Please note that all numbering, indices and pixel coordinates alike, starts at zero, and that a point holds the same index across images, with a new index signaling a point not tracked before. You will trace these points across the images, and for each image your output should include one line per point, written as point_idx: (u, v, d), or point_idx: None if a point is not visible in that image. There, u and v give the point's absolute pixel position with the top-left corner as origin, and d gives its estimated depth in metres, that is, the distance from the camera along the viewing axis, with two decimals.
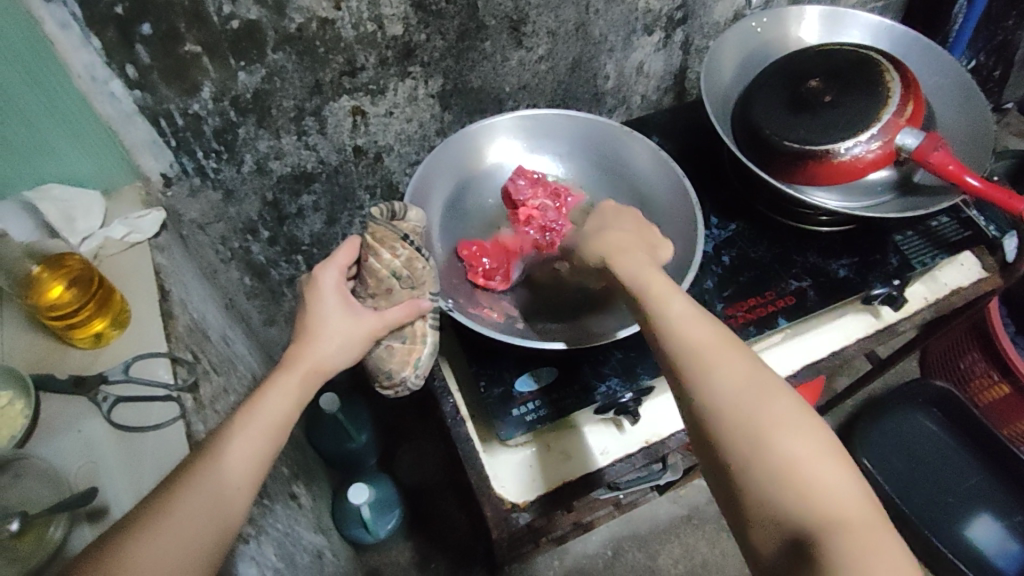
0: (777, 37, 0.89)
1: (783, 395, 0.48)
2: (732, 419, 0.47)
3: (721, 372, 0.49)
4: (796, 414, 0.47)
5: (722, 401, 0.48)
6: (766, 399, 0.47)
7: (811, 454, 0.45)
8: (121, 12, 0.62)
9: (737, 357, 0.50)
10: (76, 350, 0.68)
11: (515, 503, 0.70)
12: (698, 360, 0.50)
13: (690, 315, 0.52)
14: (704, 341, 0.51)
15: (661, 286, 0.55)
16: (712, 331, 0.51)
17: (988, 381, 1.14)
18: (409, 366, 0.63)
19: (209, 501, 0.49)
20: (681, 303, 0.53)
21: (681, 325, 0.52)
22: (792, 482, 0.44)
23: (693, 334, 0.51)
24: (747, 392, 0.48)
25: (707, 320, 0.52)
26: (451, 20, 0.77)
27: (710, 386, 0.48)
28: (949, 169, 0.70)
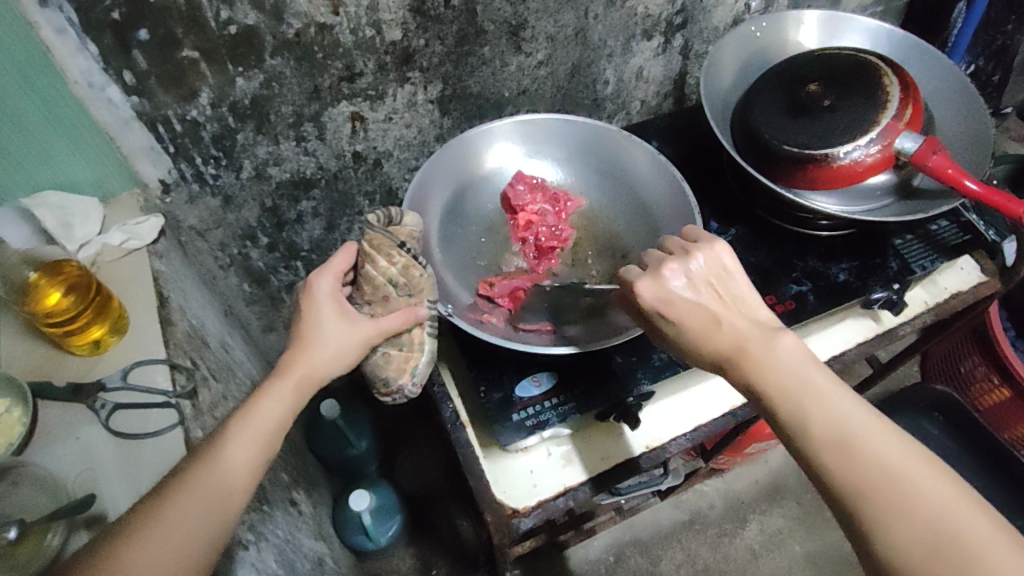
0: (776, 41, 0.89)
1: (986, 529, 0.41)
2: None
3: (900, 514, 0.42)
4: (1010, 554, 0.40)
5: (912, 552, 0.41)
6: (966, 544, 0.41)
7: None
8: (118, 18, 0.62)
9: (917, 487, 0.43)
10: (73, 358, 0.68)
11: (516, 509, 0.70)
12: (869, 501, 0.43)
13: (846, 436, 0.45)
14: (870, 472, 0.44)
15: (796, 398, 0.48)
16: (876, 455, 0.44)
17: (988, 385, 1.13)
18: (406, 374, 0.62)
19: (200, 507, 0.49)
20: (829, 418, 0.46)
21: (837, 452, 0.45)
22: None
23: (853, 464, 0.44)
24: (937, 533, 0.41)
25: (868, 437, 0.45)
26: (450, 25, 0.77)
27: (891, 534, 0.42)
28: (948, 173, 0.70)
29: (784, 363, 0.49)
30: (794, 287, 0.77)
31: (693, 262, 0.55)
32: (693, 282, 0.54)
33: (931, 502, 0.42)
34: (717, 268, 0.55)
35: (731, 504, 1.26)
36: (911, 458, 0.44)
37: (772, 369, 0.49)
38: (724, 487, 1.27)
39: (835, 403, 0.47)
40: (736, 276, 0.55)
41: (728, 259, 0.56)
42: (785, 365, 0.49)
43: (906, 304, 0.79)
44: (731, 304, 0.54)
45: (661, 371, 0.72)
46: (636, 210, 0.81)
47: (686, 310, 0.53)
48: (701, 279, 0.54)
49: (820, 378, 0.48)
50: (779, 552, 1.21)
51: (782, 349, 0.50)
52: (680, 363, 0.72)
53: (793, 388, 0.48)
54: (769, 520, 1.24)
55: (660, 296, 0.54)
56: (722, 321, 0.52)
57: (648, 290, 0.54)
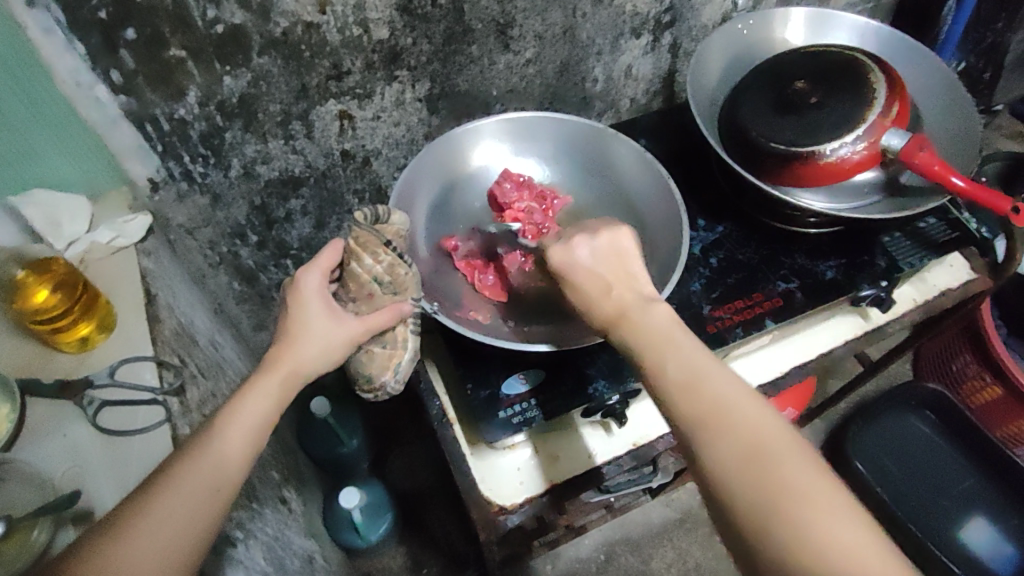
0: (763, 39, 0.89)
1: (801, 458, 0.44)
2: (751, 495, 0.43)
3: (729, 423, 0.46)
4: (819, 480, 0.43)
5: (734, 474, 0.44)
6: (779, 466, 0.44)
7: (840, 524, 0.41)
8: (104, 18, 0.62)
9: (749, 421, 0.46)
10: (61, 356, 0.68)
11: (502, 506, 0.70)
12: (705, 431, 0.46)
13: (694, 377, 0.48)
14: (709, 406, 0.47)
15: (657, 347, 0.50)
16: (718, 395, 0.47)
17: (980, 383, 1.14)
18: (389, 370, 0.63)
19: (188, 506, 0.49)
20: (682, 364, 0.49)
21: (684, 392, 0.48)
22: (821, 554, 0.40)
23: (695, 401, 0.47)
24: (757, 458, 0.44)
25: (713, 379, 0.48)
26: (438, 24, 0.77)
27: (720, 459, 0.45)
28: (934, 170, 0.70)
29: (657, 321, 0.52)
30: (781, 285, 0.77)
31: (597, 239, 0.58)
32: (595, 254, 0.57)
33: (759, 433, 0.45)
34: (616, 243, 0.58)
35: None
36: (748, 398, 0.47)
37: (642, 324, 0.52)
38: None
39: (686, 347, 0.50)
40: (632, 257, 0.58)
41: (624, 239, 0.59)
42: (657, 321, 0.52)
43: (894, 301, 0.79)
44: (627, 279, 0.56)
45: None
46: (623, 208, 0.81)
47: (580, 277, 0.56)
48: (601, 253, 0.58)
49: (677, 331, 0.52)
50: None
51: (659, 313, 0.53)
52: None
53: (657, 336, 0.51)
54: None
55: (564, 262, 0.57)
56: (614, 289, 0.55)
57: (558, 256, 0.58)
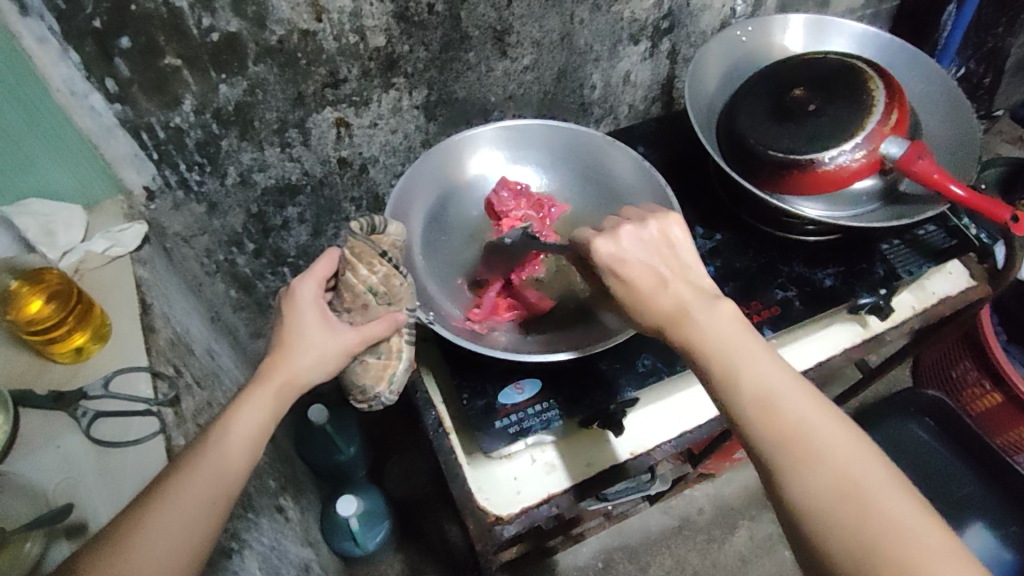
0: (761, 46, 0.89)
1: (891, 485, 0.42)
2: (839, 522, 0.41)
3: (815, 453, 0.44)
4: (911, 509, 0.41)
5: (820, 498, 0.42)
6: (870, 493, 0.42)
7: (937, 555, 0.39)
8: (99, 26, 0.62)
9: (833, 445, 0.44)
10: (55, 366, 0.68)
11: (499, 516, 0.69)
12: (785, 451, 0.44)
13: (772, 393, 0.46)
14: (790, 428, 0.45)
15: (729, 357, 0.49)
16: (797, 414, 0.45)
17: (980, 390, 1.13)
18: (384, 381, 0.62)
19: (182, 520, 0.49)
20: (758, 378, 0.47)
21: (762, 407, 0.46)
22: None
23: (774, 421, 0.45)
24: (847, 492, 0.42)
25: (791, 398, 0.46)
26: (434, 31, 0.77)
27: (803, 481, 0.43)
28: (934, 178, 0.70)
29: (723, 326, 0.50)
30: (779, 293, 0.77)
31: (647, 228, 0.57)
32: (646, 246, 0.56)
33: (844, 457, 0.43)
34: (665, 235, 0.57)
35: (721, 509, 1.25)
36: (831, 419, 0.45)
37: (709, 331, 0.50)
38: (715, 492, 1.27)
39: (761, 362, 0.48)
40: (684, 250, 0.57)
41: (676, 235, 0.58)
42: (727, 329, 0.50)
43: (893, 309, 0.79)
44: (681, 273, 0.55)
45: (645, 378, 0.72)
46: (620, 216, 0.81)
47: (633, 269, 0.54)
48: (653, 244, 0.56)
49: (751, 340, 0.50)
50: (769, 558, 1.21)
51: (728, 315, 0.51)
52: (664, 371, 0.72)
53: (729, 349, 0.49)
54: (759, 526, 1.24)
55: (613, 256, 0.56)
56: (671, 286, 0.53)
57: (604, 246, 0.56)
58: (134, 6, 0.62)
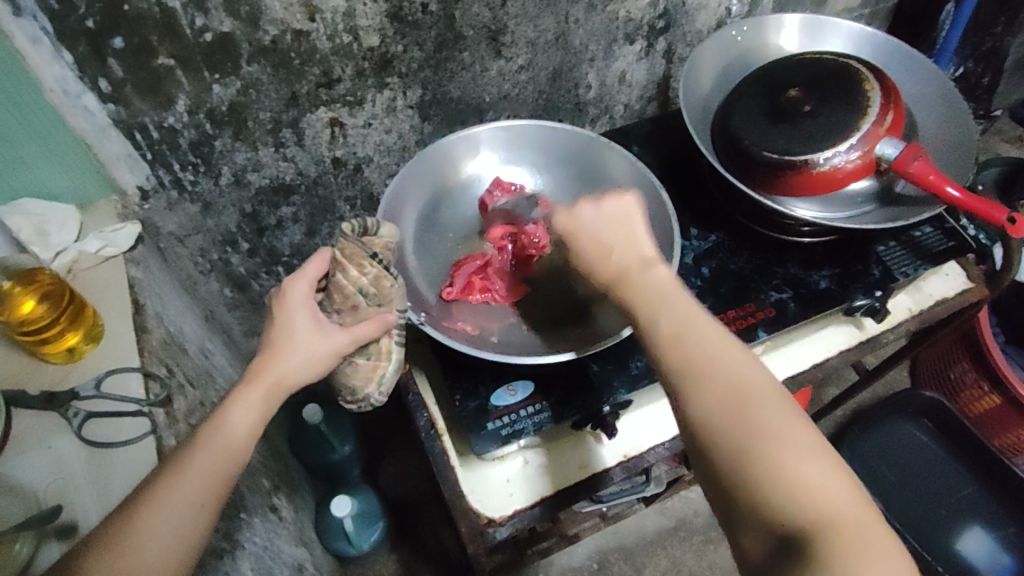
0: (757, 46, 0.88)
1: (781, 406, 0.46)
2: (722, 432, 0.45)
3: (715, 379, 0.47)
4: (791, 425, 0.45)
5: (710, 412, 0.46)
6: (756, 407, 0.45)
7: (805, 462, 0.43)
8: (91, 26, 0.62)
9: (729, 368, 0.47)
10: (48, 366, 0.68)
11: (491, 518, 0.69)
12: (685, 375, 0.48)
13: (682, 327, 0.50)
14: (695, 357, 0.48)
15: (651, 303, 0.53)
16: (702, 345, 0.49)
17: (978, 392, 1.13)
18: (373, 383, 0.62)
19: (172, 522, 0.50)
20: (675, 318, 0.51)
21: (672, 339, 0.50)
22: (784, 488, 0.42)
23: (682, 352, 0.49)
24: (737, 411, 0.45)
25: (695, 331, 0.50)
26: (429, 31, 0.77)
27: (702, 401, 0.46)
28: (929, 179, 0.69)
29: (653, 281, 0.54)
30: (774, 295, 0.77)
31: (604, 202, 0.61)
32: (600, 216, 0.60)
33: (738, 378, 0.47)
34: (621, 208, 0.61)
35: None
36: (737, 353, 0.49)
37: (637, 287, 0.54)
38: None
39: (681, 307, 0.52)
40: (637, 221, 0.60)
41: (630, 205, 0.61)
42: (658, 282, 0.54)
43: (889, 312, 0.79)
44: (629, 241, 0.59)
45: (638, 380, 0.72)
46: None
47: (584, 237, 0.60)
48: (606, 217, 0.60)
49: (676, 291, 0.53)
50: None
51: (666, 274, 0.55)
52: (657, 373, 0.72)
53: (655, 298, 0.53)
54: None
55: (573, 225, 0.61)
56: (615, 252, 0.58)
57: (564, 218, 0.62)
58: (127, 6, 0.62)
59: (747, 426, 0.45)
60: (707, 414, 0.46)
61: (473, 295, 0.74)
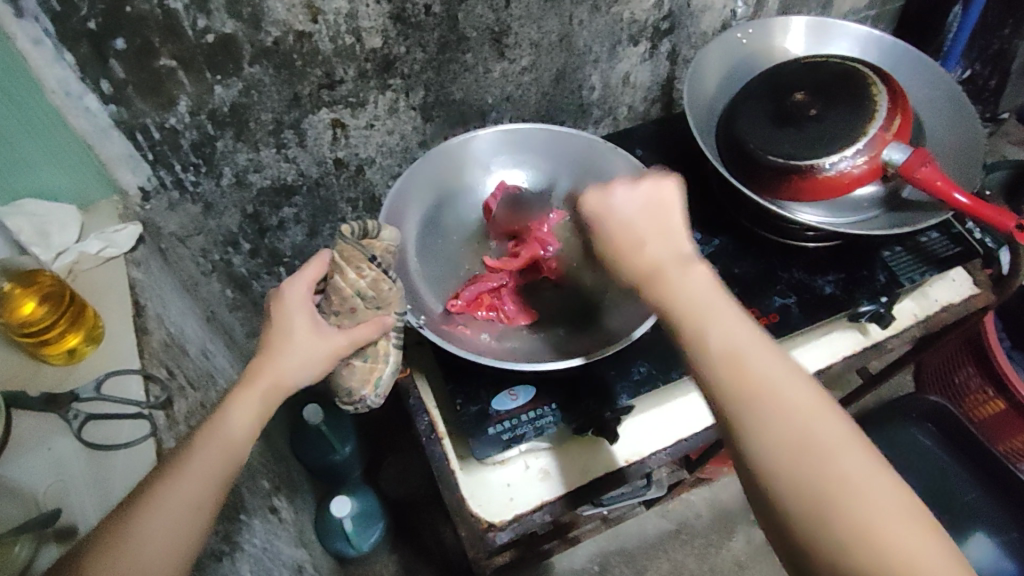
0: (762, 49, 0.88)
1: (851, 445, 0.43)
2: (797, 483, 0.42)
3: (777, 413, 0.44)
4: (869, 477, 0.42)
5: (781, 458, 0.43)
6: (829, 453, 0.43)
7: (891, 521, 0.40)
8: (93, 28, 0.62)
9: (796, 404, 0.44)
10: (48, 367, 0.68)
11: (492, 523, 0.69)
12: (746, 411, 0.45)
13: (736, 351, 0.47)
14: (752, 387, 0.45)
15: (699, 317, 0.49)
16: (763, 373, 0.46)
17: (983, 397, 1.12)
18: (370, 385, 0.62)
19: (168, 525, 0.49)
20: (725, 337, 0.48)
21: (727, 366, 0.46)
22: (870, 552, 0.40)
23: (738, 379, 0.46)
24: (805, 452, 0.43)
25: (750, 357, 0.46)
26: (431, 32, 0.76)
27: (764, 440, 0.44)
28: (937, 185, 0.69)
29: (695, 286, 0.51)
30: (779, 300, 0.76)
31: (638, 187, 0.57)
32: (633, 203, 0.56)
33: (806, 419, 0.44)
34: (655, 195, 0.56)
35: (718, 512, 1.25)
36: (797, 381, 0.46)
37: (679, 292, 0.50)
38: (712, 496, 1.26)
39: (731, 323, 0.48)
40: (675, 211, 0.56)
41: (668, 192, 0.56)
42: (701, 289, 0.50)
43: (894, 318, 0.78)
44: (666, 234, 0.54)
45: (640, 385, 0.71)
46: None
47: (615, 226, 0.55)
48: (639, 206, 0.56)
49: (721, 301, 0.50)
50: (766, 563, 1.21)
51: (708, 275, 0.51)
52: (658, 378, 0.72)
53: (702, 309, 0.49)
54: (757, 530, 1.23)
55: (600, 210, 0.57)
56: (649, 244, 0.54)
57: (594, 200, 0.57)
58: (129, 7, 0.61)
59: (819, 469, 0.42)
60: (771, 455, 0.43)
61: (482, 313, 0.74)
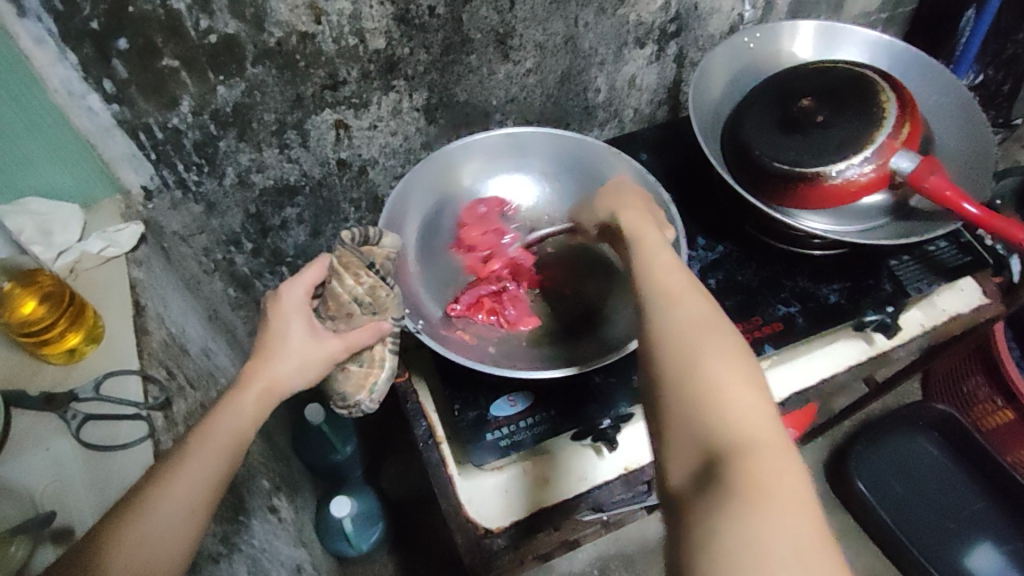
0: (770, 53, 0.87)
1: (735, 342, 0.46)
2: (668, 346, 0.46)
3: (684, 309, 0.49)
4: (735, 363, 0.45)
5: (663, 331, 0.48)
6: (710, 338, 0.46)
7: (733, 393, 0.43)
8: (96, 28, 0.62)
9: (700, 307, 0.49)
10: (48, 366, 0.68)
11: (488, 528, 0.69)
12: (654, 300, 0.50)
13: (674, 270, 0.53)
14: (673, 292, 0.51)
15: (656, 251, 0.57)
16: (682, 286, 0.51)
17: (990, 407, 1.11)
18: (364, 390, 0.62)
19: (159, 529, 0.49)
20: (665, 266, 0.54)
21: (657, 274, 0.53)
22: (710, 411, 0.42)
23: (663, 286, 0.51)
24: (693, 333, 0.47)
25: (677, 273, 0.53)
26: (435, 34, 0.76)
27: (663, 322, 0.48)
28: (946, 195, 0.68)
29: (658, 240, 0.59)
30: (782, 309, 0.75)
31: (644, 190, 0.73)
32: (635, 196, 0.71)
33: (701, 311, 0.48)
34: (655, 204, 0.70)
35: None
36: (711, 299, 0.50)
37: (649, 238, 0.60)
38: None
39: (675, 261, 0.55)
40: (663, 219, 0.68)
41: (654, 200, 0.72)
42: (661, 245, 0.59)
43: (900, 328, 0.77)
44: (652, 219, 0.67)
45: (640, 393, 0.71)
46: None
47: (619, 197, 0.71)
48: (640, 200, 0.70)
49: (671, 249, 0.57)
50: None
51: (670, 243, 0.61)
52: None
53: (654, 253, 0.57)
54: None
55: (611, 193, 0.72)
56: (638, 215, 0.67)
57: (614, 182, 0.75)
58: (132, 8, 0.61)
59: (696, 345, 0.46)
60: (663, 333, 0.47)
61: (482, 318, 0.73)
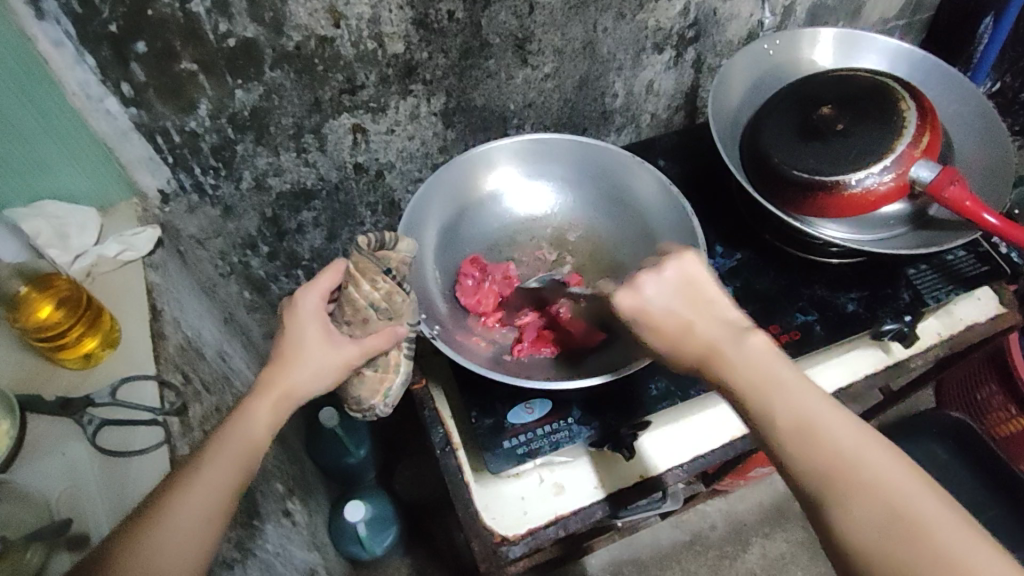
0: (789, 61, 0.86)
1: (946, 515, 0.41)
2: (878, 552, 0.41)
3: (861, 487, 0.43)
4: (978, 557, 0.39)
5: (875, 540, 0.41)
6: (919, 523, 0.41)
7: None
8: (115, 31, 0.61)
9: (879, 473, 0.43)
10: (64, 371, 0.68)
11: (504, 536, 0.68)
12: (827, 491, 0.43)
13: (810, 424, 0.46)
14: (832, 460, 0.44)
15: (761, 388, 0.48)
16: (839, 446, 0.44)
17: (1005, 415, 1.12)
18: (379, 395, 0.62)
19: (179, 537, 0.49)
20: (794, 410, 0.47)
21: (797, 440, 0.45)
22: None
23: (816, 455, 0.45)
24: (898, 521, 0.41)
25: (827, 430, 0.45)
26: (454, 38, 0.75)
27: (846, 515, 0.42)
28: (965, 205, 0.67)
29: (750, 357, 0.50)
30: (800, 317, 0.75)
31: (665, 272, 0.55)
32: (667, 290, 0.54)
33: (897, 492, 0.42)
34: (690, 279, 0.55)
35: (733, 524, 1.25)
36: (879, 448, 0.44)
37: (740, 365, 0.50)
38: (727, 508, 1.26)
39: (799, 393, 0.47)
40: (707, 287, 0.55)
41: (693, 266, 0.56)
42: (757, 361, 0.50)
43: (918, 337, 0.77)
44: (710, 311, 0.53)
45: (658, 402, 0.71)
46: (640, 234, 0.79)
47: (658, 314, 0.54)
48: (679, 293, 0.54)
49: (779, 370, 0.49)
50: None
51: (760, 343, 0.51)
52: (677, 395, 0.71)
53: (764, 385, 0.48)
54: (772, 543, 1.23)
55: (637, 306, 0.54)
56: (694, 328, 0.52)
57: (628, 302, 0.54)
58: (151, 11, 0.61)
59: (910, 539, 0.40)
60: (856, 534, 0.42)
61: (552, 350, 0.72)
